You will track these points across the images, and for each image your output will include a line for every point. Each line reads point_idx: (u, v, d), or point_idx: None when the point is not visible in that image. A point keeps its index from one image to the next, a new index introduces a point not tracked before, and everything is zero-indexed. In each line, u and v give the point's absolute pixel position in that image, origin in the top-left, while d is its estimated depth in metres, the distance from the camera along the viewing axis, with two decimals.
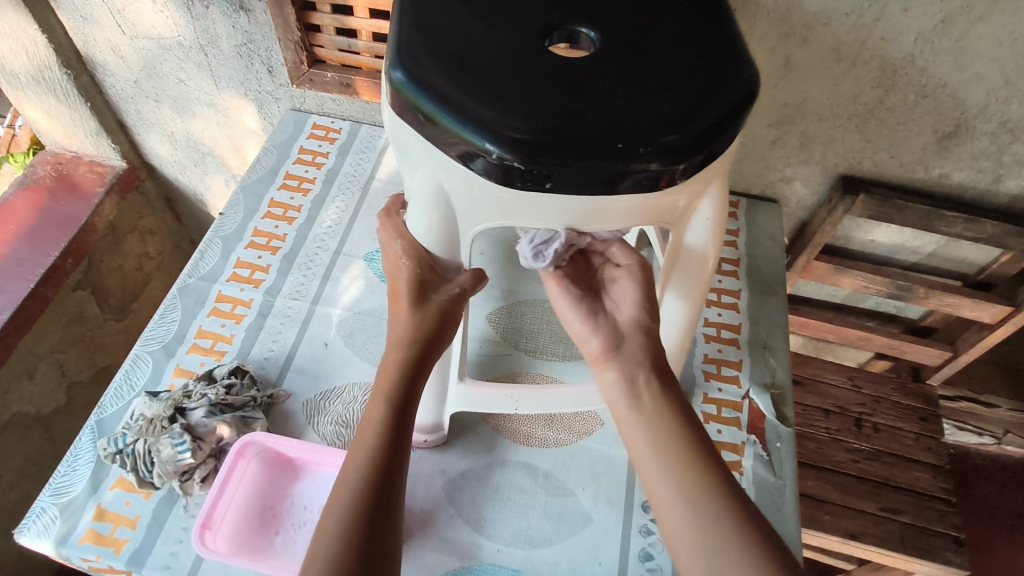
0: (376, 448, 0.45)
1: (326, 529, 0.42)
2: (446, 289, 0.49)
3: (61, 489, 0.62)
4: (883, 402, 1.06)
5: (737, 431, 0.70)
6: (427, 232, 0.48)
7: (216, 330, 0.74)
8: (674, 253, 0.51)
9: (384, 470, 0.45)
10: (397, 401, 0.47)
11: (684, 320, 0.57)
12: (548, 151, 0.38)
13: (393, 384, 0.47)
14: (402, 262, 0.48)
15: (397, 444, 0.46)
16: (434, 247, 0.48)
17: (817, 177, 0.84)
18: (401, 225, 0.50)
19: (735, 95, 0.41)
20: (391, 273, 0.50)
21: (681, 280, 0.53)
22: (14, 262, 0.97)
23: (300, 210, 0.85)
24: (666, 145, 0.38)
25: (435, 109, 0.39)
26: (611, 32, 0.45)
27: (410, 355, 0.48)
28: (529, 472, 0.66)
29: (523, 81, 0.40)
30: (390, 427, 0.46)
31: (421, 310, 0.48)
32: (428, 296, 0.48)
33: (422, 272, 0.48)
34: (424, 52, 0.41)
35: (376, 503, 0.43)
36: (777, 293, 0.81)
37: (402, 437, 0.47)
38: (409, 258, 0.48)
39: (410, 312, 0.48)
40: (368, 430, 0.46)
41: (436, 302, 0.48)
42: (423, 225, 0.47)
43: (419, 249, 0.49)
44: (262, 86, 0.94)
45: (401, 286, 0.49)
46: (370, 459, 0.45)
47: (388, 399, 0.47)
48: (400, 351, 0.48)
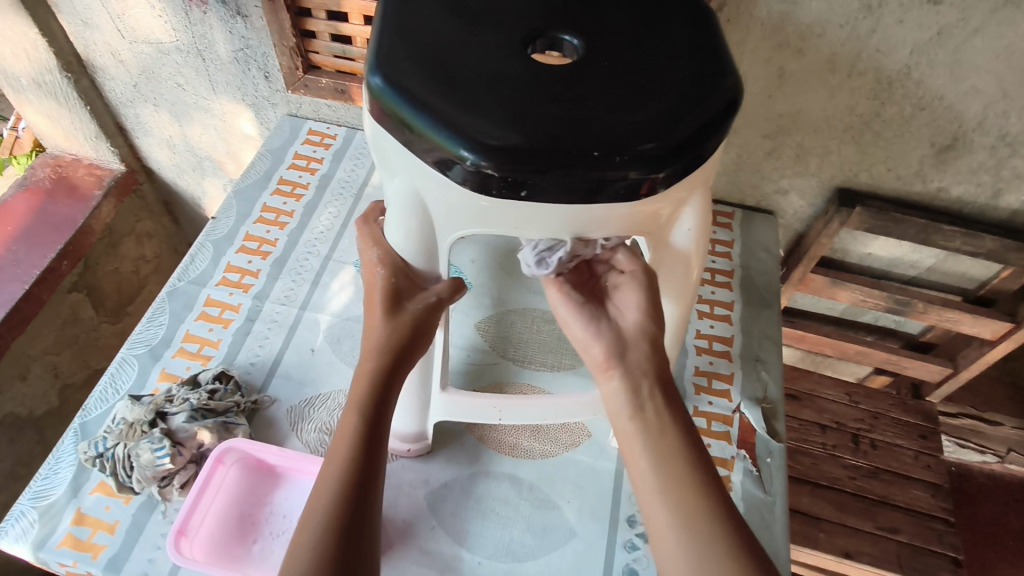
0: (350, 458, 0.45)
1: (301, 543, 0.41)
2: (422, 298, 0.49)
3: (40, 493, 0.61)
4: (881, 418, 1.05)
5: (727, 445, 0.69)
6: (405, 239, 0.47)
7: (203, 334, 0.73)
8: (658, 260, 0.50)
9: (360, 481, 0.44)
10: (369, 412, 0.46)
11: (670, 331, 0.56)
12: (523, 158, 0.37)
13: (365, 394, 0.47)
14: (378, 272, 0.48)
15: (371, 455, 0.45)
16: (412, 257, 0.49)
17: (813, 189, 0.83)
18: (377, 233, 0.50)
19: (716, 104, 0.41)
20: (367, 282, 0.49)
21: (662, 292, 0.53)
22: (10, 263, 0.97)
23: (292, 216, 0.85)
24: (643, 154, 0.38)
25: (412, 114, 0.39)
26: (594, 40, 0.44)
27: (385, 364, 0.48)
28: (513, 484, 0.65)
29: (502, 88, 0.40)
30: (363, 438, 0.45)
31: (395, 319, 0.48)
32: (403, 305, 0.48)
33: (398, 281, 0.48)
34: (403, 58, 0.41)
35: (352, 514, 0.43)
36: (771, 306, 0.80)
37: (377, 448, 0.46)
38: (385, 266, 0.48)
39: (385, 321, 0.48)
40: (342, 441, 0.46)
41: (411, 311, 0.48)
42: (402, 233, 0.47)
43: (395, 257, 0.49)
44: (258, 91, 0.94)
45: (375, 295, 0.48)
46: (346, 470, 0.44)
47: (360, 411, 0.46)
48: (375, 361, 0.47)
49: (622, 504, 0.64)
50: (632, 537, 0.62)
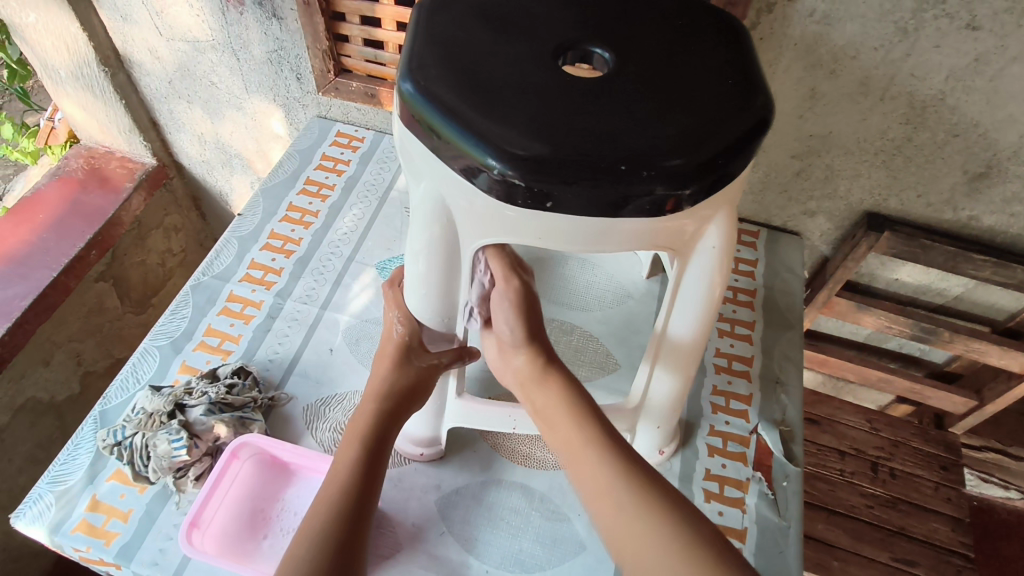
0: (351, 480, 0.50)
1: (295, 555, 0.45)
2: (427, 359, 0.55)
3: (58, 477, 0.63)
4: (902, 447, 1.03)
5: (743, 466, 0.68)
6: (428, 267, 0.49)
7: (224, 328, 0.74)
8: (661, 339, 0.56)
9: (355, 505, 0.49)
10: (367, 445, 0.52)
11: (689, 349, 0.55)
12: (549, 168, 0.37)
13: (366, 430, 0.53)
14: (396, 330, 0.56)
15: (366, 484, 0.50)
16: (429, 321, 0.55)
17: (841, 212, 0.82)
18: (399, 297, 0.57)
19: (746, 123, 0.40)
20: (384, 338, 0.57)
21: (668, 364, 0.57)
22: (40, 250, 0.99)
23: (317, 216, 0.86)
24: (670, 169, 0.38)
25: (439, 121, 0.39)
26: (626, 54, 0.44)
27: (387, 405, 0.54)
28: (524, 493, 0.65)
29: (531, 98, 0.40)
30: (361, 465, 0.51)
31: (399, 369, 0.55)
32: (410, 360, 0.55)
33: (410, 339, 0.56)
34: (434, 65, 0.41)
35: (347, 528, 0.47)
36: (794, 327, 0.79)
37: (374, 474, 0.51)
38: (402, 325, 0.56)
39: (390, 368, 0.55)
40: (339, 469, 0.51)
41: (417, 366, 0.55)
42: (424, 290, 0.52)
43: (411, 321, 0.56)
44: (290, 92, 0.96)
45: (389, 347, 0.56)
46: (344, 491, 0.49)
47: (360, 445, 0.52)
48: (379, 402, 0.54)
49: None
50: None
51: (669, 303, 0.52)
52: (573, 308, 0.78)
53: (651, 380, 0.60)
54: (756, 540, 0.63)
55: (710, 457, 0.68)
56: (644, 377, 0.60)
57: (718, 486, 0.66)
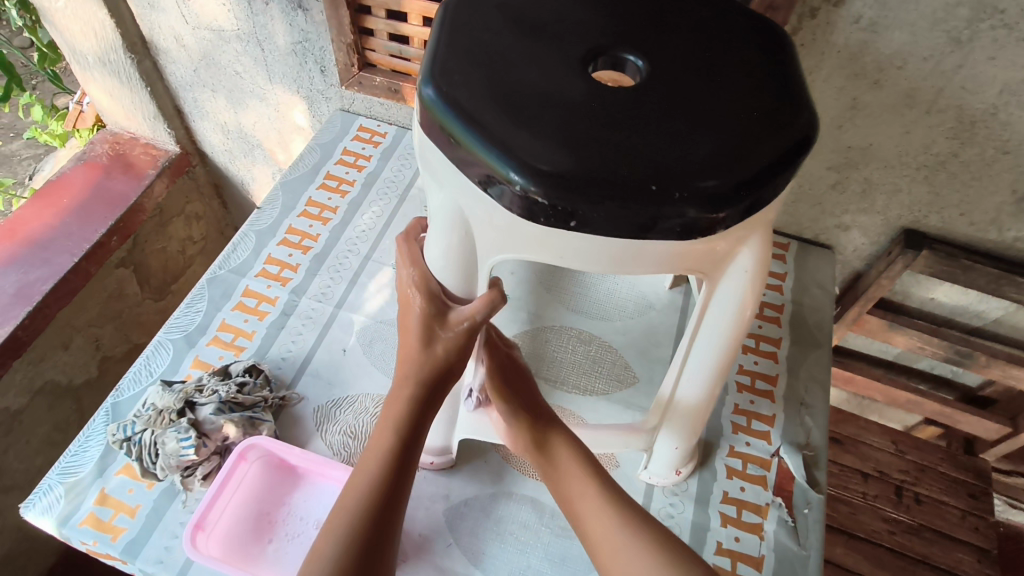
0: (380, 474, 0.45)
1: (322, 553, 0.42)
2: (456, 326, 0.46)
3: (69, 469, 0.62)
4: (928, 472, 0.99)
5: (763, 490, 0.65)
6: (446, 271, 0.46)
7: (238, 324, 0.73)
8: (670, 402, 0.57)
9: (387, 495, 0.45)
10: (404, 432, 0.47)
11: (710, 373, 0.52)
12: (575, 185, 0.35)
13: (401, 413, 0.47)
14: (413, 297, 0.46)
15: (401, 479, 0.46)
16: (452, 285, 0.47)
17: (877, 227, 0.79)
18: (415, 252, 0.48)
19: (787, 141, 0.38)
20: (403, 306, 0.48)
21: (674, 432, 0.59)
22: (62, 235, 0.99)
23: (336, 211, 0.85)
24: (704, 191, 0.35)
25: (461, 130, 0.37)
26: (660, 63, 0.42)
27: (420, 390, 0.47)
28: (535, 508, 0.63)
29: (558, 110, 0.38)
30: (396, 455, 0.46)
31: (428, 350, 0.46)
32: (437, 334, 0.46)
33: (433, 309, 0.46)
34: (457, 71, 0.39)
35: (372, 530, 0.43)
36: (821, 346, 0.76)
37: (408, 464, 0.47)
38: (418, 292, 0.46)
39: (417, 349, 0.46)
40: (372, 457, 0.46)
41: (444, 339, 0.46)
42: (443, 263, 0.45)
43: (431, 283, 0.46)
44: (314, 84, 0.95)
45: (412, 321, 0.47)
46: (370, 488, 0.45)
47: (395, 430, 0.47)
48: (411, 384, 0.47)
49: None
50: None
51: (696, 325, 0.49)
52: (592, 317, 0.76)
53: (670, 405, 0.58)
54: (773, 568, 0.61)
55: (728, 479, 0.66)
56: (663, 402, 0.58)
57: (736, 510, 0.64)
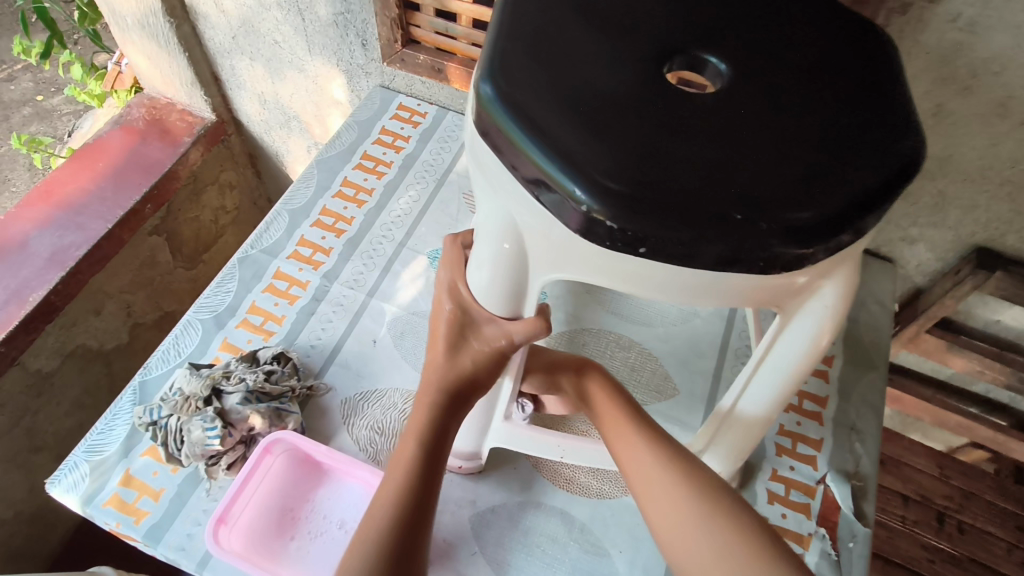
0: (406, 489, 0.41)
1: (350, 568, 0.39)
2: (489, 340, 0.43)
3: (95, 447, 0.62)
4: (973, 499, 0.95)
5: (805, 519, 0.62)
6: (492, 279, 0.41)
7: (268, 307, 0.72)
8: (727, 415, 0.52)
9: (412, 515, 0.41)
10: (429, 444, 0.43)
11: (781, 392, 0.46)
12: (646, 208, 0.31)
13: (426, 425, 0.43)
14: (444, 306, 0.44)
15: (426, 495, 0.42)
16: (492, 304, 0.42)
17: (947, 243, 0.73)
18: (457, 256, 0.44)
19: (889, 167, 0.33)
20: (433, 314, 0.45)
21: (730, 444, 0.53)
22: (97, 200, 0.98)
23: (372, 194, 0.82)
24: (794, 224, 0.31)
25: (520, 136, 0.33)
26: (746, 67, 0.37)
27: (443, 398, 0.44)
28: (564, 521, 0.61)
29: (630, 118, 0.34)
30: (421, 469, 0.42)
31: (455, 358, 0.43)
32: (467, 344, 0.43)
33: (463, 319, 0.43)
34: (521, 68, 0.35)
35: (403, 547, 0.40)
36: (876, 368, 0.71)
37: (433, 478, 0.42)
38: (448, 298, 0.43)
39: (444, 358, 0.43)
40: (396, 468, 0.42)
41: (475, 350, 0.43)
42: (490, 274, 0.41)
43: (462, 294, 0.43)
44: (354, 58, 0.91)
45: (440, 328, 0.44)
46: (398, 504, 0.41)
47: (420, 440, 0.43)
48: (433, 395, 0.44)
49: None
50: None
51: (766, 344, 0.43)
52: (633, 323, 0.73)
53: (727, 419, 0.52)
54: None
55: (769, 505, 0.63)
56: (721, 414, 0.52)
57: None
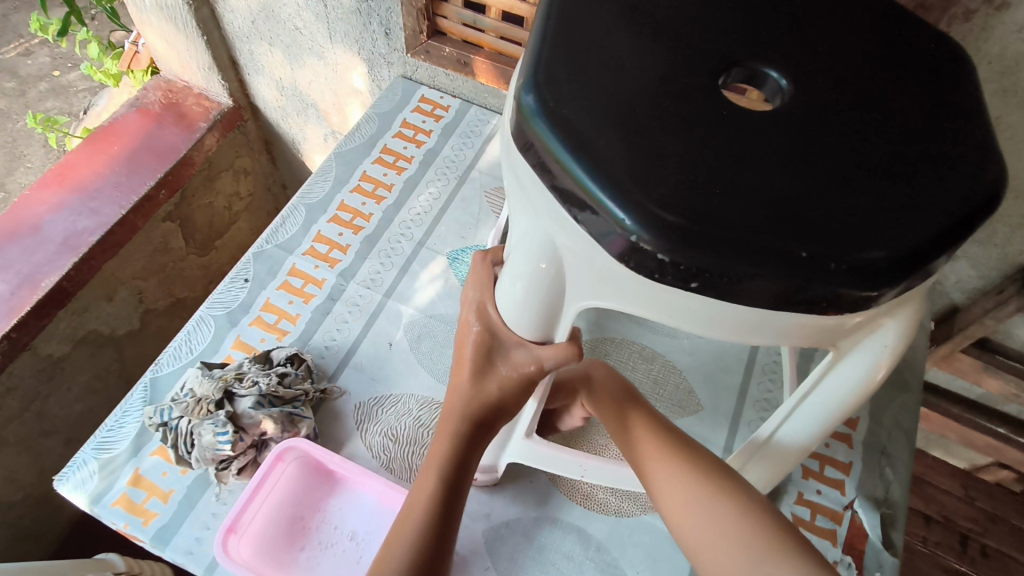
0: (427, 523, 0.39)
1: None
2: (517, 364, 0.41)
3: (104, 444, 0.60)
4: (999, 523, 0.94)
5: (831, 546, 0.60)
6: (527, 295, 0.38)
7: (283, 305, 0.70)
8: (766, 440, 0.49)
9: (432, 549, 0.39)
10: (450, 474, 0.41)
11: (827, 422, 0.44)
12: (703, 241, 0.29)
13: (448, 454, 0.41)
14: (472, 327, 0.42)
15: (447, 528, 0.40)
16: (522, 325, 0.40)
17: (990, 261, 0.70)
18: (485, 274, 0.42)
19: (968, 202, 0.31)
20: (459, 335, 0.43)
21: (763, 471, 0.51)
22: (111, 184, 0.96)
23: (391, 189, 0.79)
24: (867, 264, 0.29)
25: (565, 155, 0.31)
26: (810, 83, 0.35)
27: (467, 425, 0.42)
28: (580, 538, 0.59)
29: (687, 141, 0.31)
30: (442, 501, 0.40)
31: (481, 383, 0.41)
32: (494, 369, 0.41)
33: (490, 343, 0.41)
34: (567, 79, 0.33)
35: None
36: (910, 390, 0.69)
37: (454, 509, 0.41)
38: (476, 320, 0.41)
39: (470, 382, 0.41)
40: (417, 499, 0.41)
41: (502, 376, 0.41)
42: (522, 294, 0.38)
43: (491, 315, 0.41)
44: (376, 47, 0.88)
45: (466, 351, 0.42)
46: (419, 538, 0.39)
47: (441, 470, 0.41)
48: (457, 421, 0.42)
49: None
50: None
51: (822, 374, 0.41)
52: (657, 333, 0.70)
53: (765, 445, 0.49)
54: None
55: (794, 530, 0.60)
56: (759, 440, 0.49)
57: None
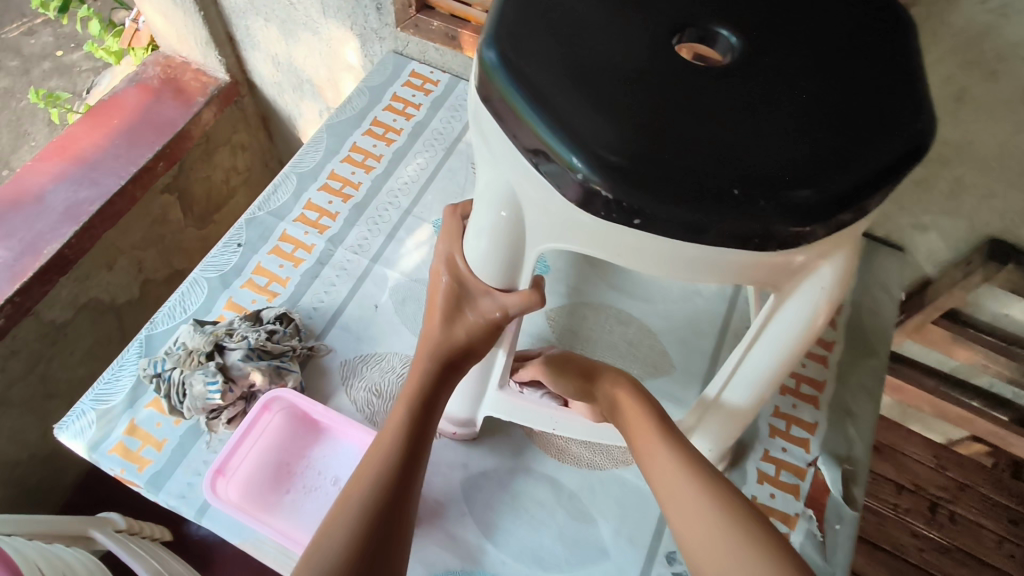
0: (397, 450, 0.41)
1: (339, 519, 0.38)
2: (484, 311, 0.44)
3: (101, 396, 0.63)
4: (968, 491, 1.00)
5: (793, 500, 0.62)
6: (491, 247, 0.41)
7: (273, 269, 0.72)
8: (717, 400, 0.53)
9: (401, 473, 0.40)
10: (419, 408, 0.43)
11: (770, 373, 0.47)
12: (644, 179, 0.31)
13: (417, 390, 0.44)
14: (441, 278, 0.44)
15: (415, 457, 0.41)
16: (487, 274, 0.43)
17: (959, 232, 0.72)
18: (456, 226, 0.45)
19: (898, 150, 0.33)
20: (430, 285, 0.46)
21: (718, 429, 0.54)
22: (111, 156, 0.99)
23: (380, 160, 0.82)
24: (794, 202, 0.31)
25: (520, 104, 0.33)
26: (756, 41, 0.37)
27: (436, 366, 0.44)
28: (553, 489, 0.62)
29: (633, 90, 0.33)
30: (411, 432, 0.42)
31: (450, 328, 0.44)
32: (462, 315, 0.44)
33: (457, 291, 0.44)
34: (526, 34, 0.35)
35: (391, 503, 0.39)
36: (876, 354, 0.71)
37: (422, 442, 0.42)
38: (445, 269, 0.44)
39: (440, 327, 0.44)
40: (387, 431, 0.42)
41: (470, 322, 0.44)
42: (486, 245, 0.41)
43: (459, 263, 0.44)
44: (368, 22, 0.91)
45: (436, 300, 0.45)
46: (388, 463, 0.40)
47: (410, 406, 0.43)
48: (427, 363, 0.44)
49: (663, 535, 0.60)
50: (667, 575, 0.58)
51: (761, 326, 0.44)
52: (634, 299, 0.73)
53: (717, 402, 0.53)
54: None
55: (759, 484, 0.63)
56: (710, 398, 0.53)
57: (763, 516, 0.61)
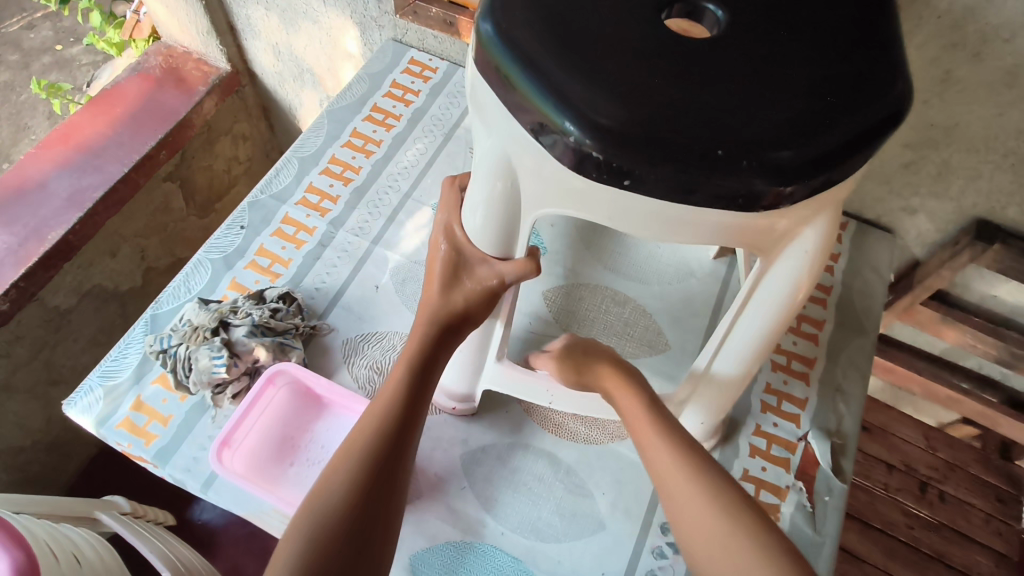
0: (395, 404, 0.42)
1: (340, 466, 0.40)
2: (481, 280, 0.46)
3: (108, 373, 0.65)
4: (957, 471, 1.03)
5: (784, 473, 0.64)
6: (485, 222, 0.43)
7: (276, 251, 0.74)
8: (704, 373, 0.55)
9: (400, 424, 0.42)
10: (418, 366, 0.44)
11: (756, 342, 0.49)
12: (633, 141, 0.33)
13: (416, 351, 0.45)
14: (440, 246, 0.46)
15: (413, 410, 0.43)
16: (484, 244, 0.45)
17: (947, 213, 0.74)
18: (455, 199, 0.47)
19: (875, 116, 0.35)
20: (430, 255, 0.48)
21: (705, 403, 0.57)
22: (114, 144, 1.00)
23: (379, 145, 0.83)
24: (775, 162, 0.33)
25: (516, 71, 0.35)
26: (742, 14, 0.38)
27: (435, 329, 0.46)
28: (551, 463, 0.63)
29: (624, 59, 0.35)
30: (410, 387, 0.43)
31: (449, 294, 0.46)
32: (461, 283, 0.46)
33: (455, 259, 0.46)
34: (521, 7, 0.37)
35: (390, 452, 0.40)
36: (866, 333, 0.73)
37: (421, 399, 0.44)
38: (444, 240, 0.46)
39: (439, 293, 0.46)
40: (387, 387, 0.44)
41: (468, 289, 0.46)
42: (482, 217, 0.43)
43: (457, 233, 0.46)
44: (367, 11, 0.92)
45: (436, 268, 0.47)
46: (387, 416, 0.42)
47: (410, 365, 0.45)
48: (426, 326, 0.46)
49: (657, 507, 0.61)
50: (662, 545, 0.59)
51: (745, 297, 0.45)
52: (630, 279, 0.74)
53: (704, 376, 0.55)
54: None
55: (751, 457, 0.65)
56: (697, 372, 0.55)
57: (754, 488, 0.63)
